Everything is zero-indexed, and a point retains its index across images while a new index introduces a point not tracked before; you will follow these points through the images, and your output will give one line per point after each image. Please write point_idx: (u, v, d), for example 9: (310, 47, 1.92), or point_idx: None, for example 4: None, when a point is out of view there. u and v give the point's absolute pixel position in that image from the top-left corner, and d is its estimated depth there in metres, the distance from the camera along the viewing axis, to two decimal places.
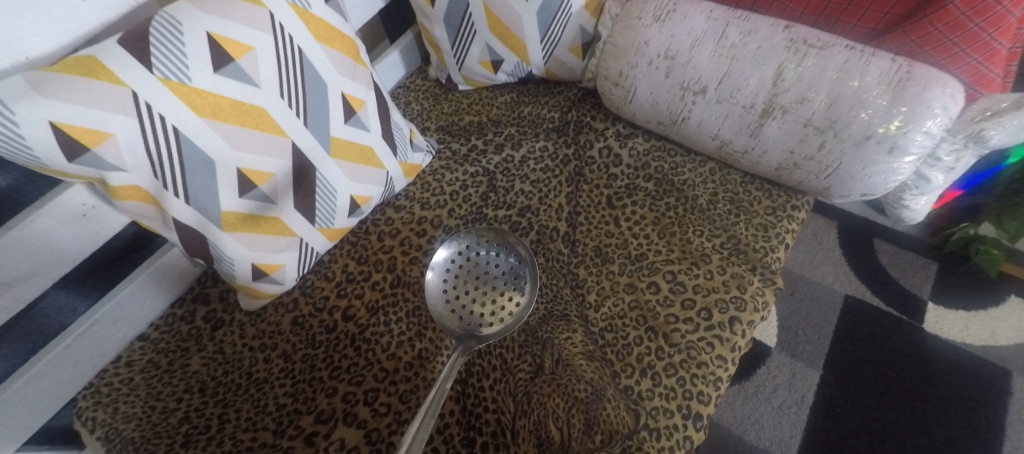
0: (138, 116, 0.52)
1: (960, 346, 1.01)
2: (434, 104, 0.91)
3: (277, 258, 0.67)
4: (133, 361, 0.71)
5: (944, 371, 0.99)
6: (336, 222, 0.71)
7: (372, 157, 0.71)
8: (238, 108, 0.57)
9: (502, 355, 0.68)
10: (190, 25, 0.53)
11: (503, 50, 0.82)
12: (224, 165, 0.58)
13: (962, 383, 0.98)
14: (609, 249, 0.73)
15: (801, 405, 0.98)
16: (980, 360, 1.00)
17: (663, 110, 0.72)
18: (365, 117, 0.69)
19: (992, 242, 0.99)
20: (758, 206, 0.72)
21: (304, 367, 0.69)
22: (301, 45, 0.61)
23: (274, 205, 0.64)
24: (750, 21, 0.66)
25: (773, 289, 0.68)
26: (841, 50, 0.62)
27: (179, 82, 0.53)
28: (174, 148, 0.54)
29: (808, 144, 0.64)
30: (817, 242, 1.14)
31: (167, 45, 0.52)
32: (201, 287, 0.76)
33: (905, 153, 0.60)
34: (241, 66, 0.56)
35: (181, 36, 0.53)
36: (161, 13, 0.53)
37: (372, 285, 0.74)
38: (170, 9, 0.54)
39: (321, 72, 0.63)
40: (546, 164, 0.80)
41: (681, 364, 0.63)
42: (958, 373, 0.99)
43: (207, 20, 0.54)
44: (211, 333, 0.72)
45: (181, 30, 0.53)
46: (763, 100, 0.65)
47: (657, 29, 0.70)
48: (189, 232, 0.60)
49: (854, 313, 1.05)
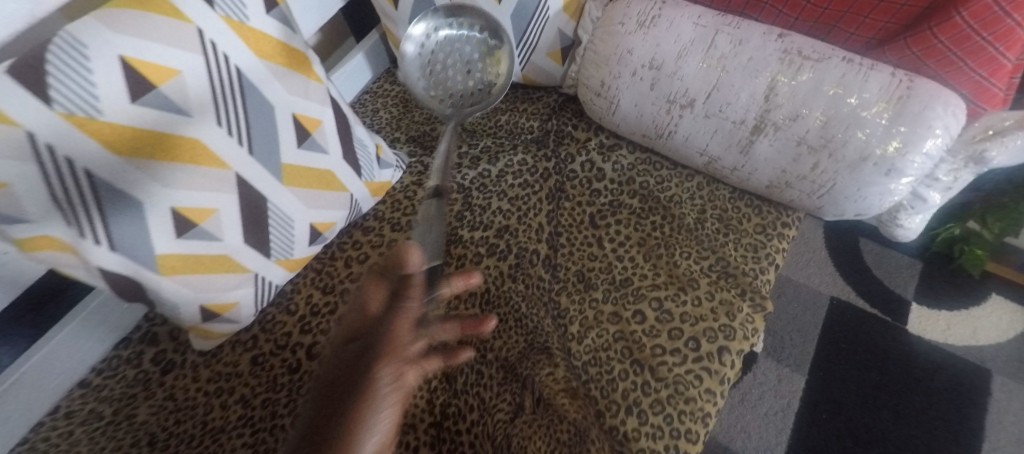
0: (37, 160, 0.46)
1: (942, 347, 0.99)
2: (404, 112, 0.86)
3: (230, 297, 0.61)
4: (73, 412, 0.64)
5: (929, 372, 0.97)
6: (296, 252, 0.65)
7: (332, 181, 0.65)
8: (164, 141, 0.51)
9: (480, 395, 0.63)
10: (97, 47, 0.47)
11: (476, 56, 0.77)
12: (155, 205, 0.52)
13: (947, 384, 0.96)
14: (592, 273, 0.68)
15: (786, 412, 0.95)
16: (963, 361, 0.98)
17: (648, 123, 0.67)
18: (322, 138, 0.63)
19: (976, 242, 0.96)
20: (747, 224, 0.69)
21: (265, 414, 0.63)
22: (240, 66, 0.55)
23: (221, 242, 0.57)
24: (741, 28, 0.61)
25: (762, 315, 0.64)
26: (839, 63, 0.56)
27: (86, 117, 0.47)
28: (89, 191, 0.49)
29: (799, 164, 0.59)
30: (802, 243, 1.13)
31: (70, 73, 0.46)
32: (150, 324, 0.70)
33: (903, 175, 0.55)
34: (164, 94, 0.51)
35: (87, 63, 0.47)
36: (61, 33, 0.47)
37: (339, 319, 0.68)
38: (72, 29, 0.47)
39: (264, 92, 0.57)
40: (525, 179, 0.75)
41: (668, 400, 0.59)
42: (938, 375, 0.97)
43: (117, 41, 0.48)
44: (160, 377, 0.66)
45: (86, 55, 0.47)
46: (754, 116, 0.59)
47: (641, 37, 0.64)
48: (119, 280, 0.53)
49: (840, 315, 1.03)
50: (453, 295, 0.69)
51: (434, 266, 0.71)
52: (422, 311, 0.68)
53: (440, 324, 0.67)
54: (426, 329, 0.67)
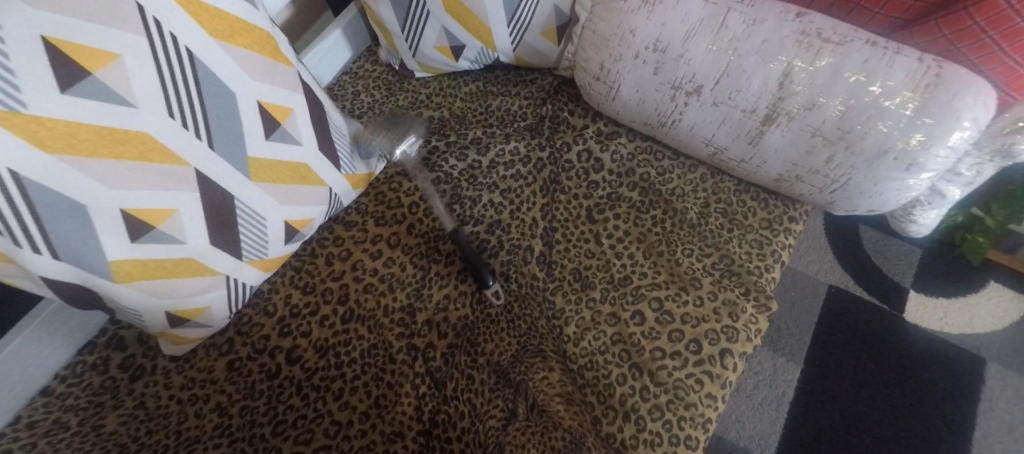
0: None
1: (938, 336, 0.98)
2: (388, 95, 0.82)
3: (199, 301, 0.56)
4: (36, 422, 0.58)
5: (924, 360, 0.96)
6: (270, 251, 0.60)
7: (307, 173, 0.60)
8: (106, 136, 0.46)
9: (470, 401, 0.59)
10: (14, 27, 0.41)
11: (464, 35, 0.72)
12: (101, 208, 0.47)
13: (941, 372, 0.95)
14: (589, 272, 0.65)
15: (781, 401, 0.94)
16: (957, 349, 0.97)
17: (651, 110, 0.63)
18: (294, 127, 0.58)
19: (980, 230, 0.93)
20: (752, 219, 0.66)
21: (242, 423, 0.59)
22: (191, 47, 0.50)
23: (183, 245, 0.52)
24: (755, 6, 0.55)
25: (767, 315, 0.61)
26: (861, 46, 0.51)
27: (7, 111, 0.41)
28: (18, 195, 0.43)
29: (814, 157, 0.55)
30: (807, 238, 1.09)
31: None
32: (116, 327, 0.64)
33: (924, 170, 0.51)
34: (103, 81, 0.45)
35: (3, 47, 0.40)
36: None
37: (320, 321, 0.64)
38: None
39: (224, 77, 0.52)
40: (518, 170, 0.71)
41: (668, 405, 0.56)
42: (932, 364, 0.96)
43: (39, 19, 0.42)
44: (129, 385, 0.61)
45: (0, 36, 0.40)
46: (766, 105, 0.55)
47: (645, 15, 0.58)
48: (68, 289, 0.49)
49: (838, 303, 1.01)
50: (442, 293, 0.65)
51: (421, 263, 0.67)
52: (409, 312, 0.64)
53: (428, 326, 0.63)
54: (414, 332, 0.63)
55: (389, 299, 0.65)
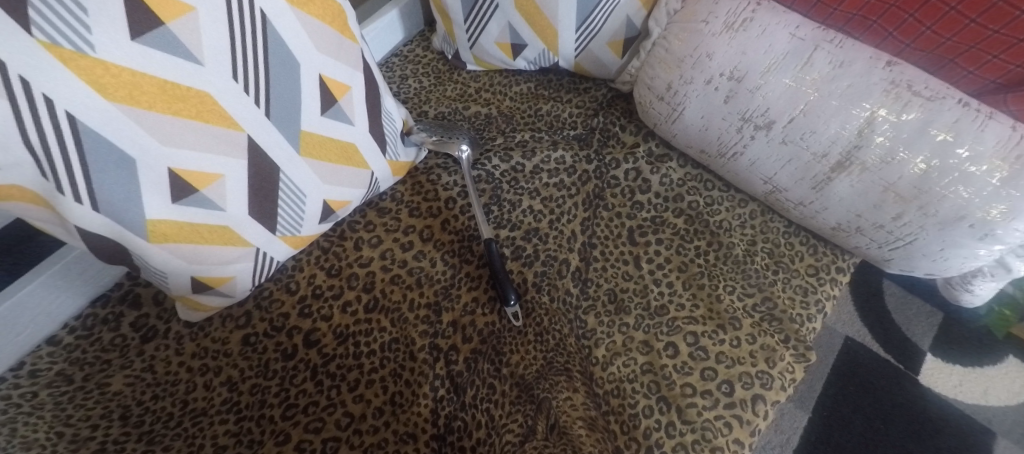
0: (10, 96, 0.38)
1: (948, 403, 0.88)
2: (436, 84, 0.80)
3: (225, 270, 0.54)
4: (39, 371, 0.56)
5: (931, 428, 0.86)
6: (304, 229, 0.59)
7: (353, 155, 0.59)
8: (167, 91, 0.44)
9: (489, 412, 0.57)
10: None
11: (527, 34, 0.70)
12: (150, 164, 0.45)
13: (949, 442, 0.85)
14: (625, 295, 0.63)
15: (783, 448, 0.85)
16: (969, 419, 0.87)
17: (713, 139, 0.61)
18: (348, 106, 0.56)
19: (1007, 302, 0.79)
20: (799, 264, 0.64)
21: (252, 402, 0.56)
22: (266, 10, 0.48)
23: (223, 212, 0.51)
24: (845, 47, 0.53)
25: (804, 366, 0.58)
26: (954, 105, 0.49)
27: (74, 51, 0.39)
28: (70, 139, 0.41)
29: (881, 212, 0.53)
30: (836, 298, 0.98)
31: None
32: (132, 283, 0.62)
33: (998, 242, 0.49)
34: (173, 33, 0.43)
35: None
36: None
37: (343, 307, 0.61)
38: None
39: (291, 44, 0.50)
40: (561, 180, 0.69)
41: (693, 445, 0.53)
42: (942, 430, 0.86)
43: None
44: (140, 346, 0.59)
45: None
46: (840, 151, 0.53)
47: (726, 41, 0.57)
48: (101, 240, 0.47)
49: (852, 357, 0.92)
50: (471, 296, 0.63)
51: (452, 262, 0.65)
52: (435, 310, 0.62)
53: (454, 327, 0.61)
54: (438, 331, 0.60)
55: (416, 293, 0.62)
